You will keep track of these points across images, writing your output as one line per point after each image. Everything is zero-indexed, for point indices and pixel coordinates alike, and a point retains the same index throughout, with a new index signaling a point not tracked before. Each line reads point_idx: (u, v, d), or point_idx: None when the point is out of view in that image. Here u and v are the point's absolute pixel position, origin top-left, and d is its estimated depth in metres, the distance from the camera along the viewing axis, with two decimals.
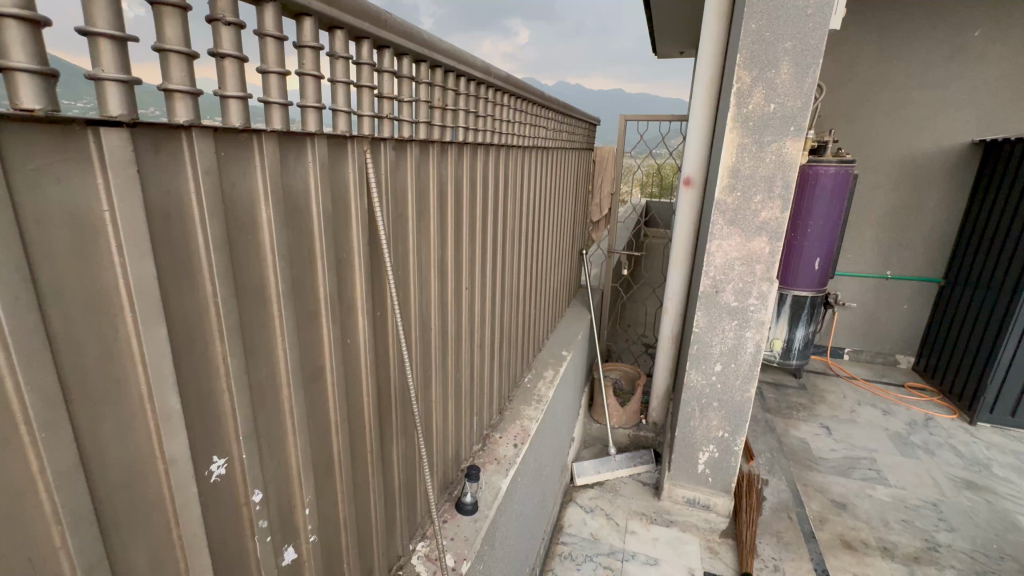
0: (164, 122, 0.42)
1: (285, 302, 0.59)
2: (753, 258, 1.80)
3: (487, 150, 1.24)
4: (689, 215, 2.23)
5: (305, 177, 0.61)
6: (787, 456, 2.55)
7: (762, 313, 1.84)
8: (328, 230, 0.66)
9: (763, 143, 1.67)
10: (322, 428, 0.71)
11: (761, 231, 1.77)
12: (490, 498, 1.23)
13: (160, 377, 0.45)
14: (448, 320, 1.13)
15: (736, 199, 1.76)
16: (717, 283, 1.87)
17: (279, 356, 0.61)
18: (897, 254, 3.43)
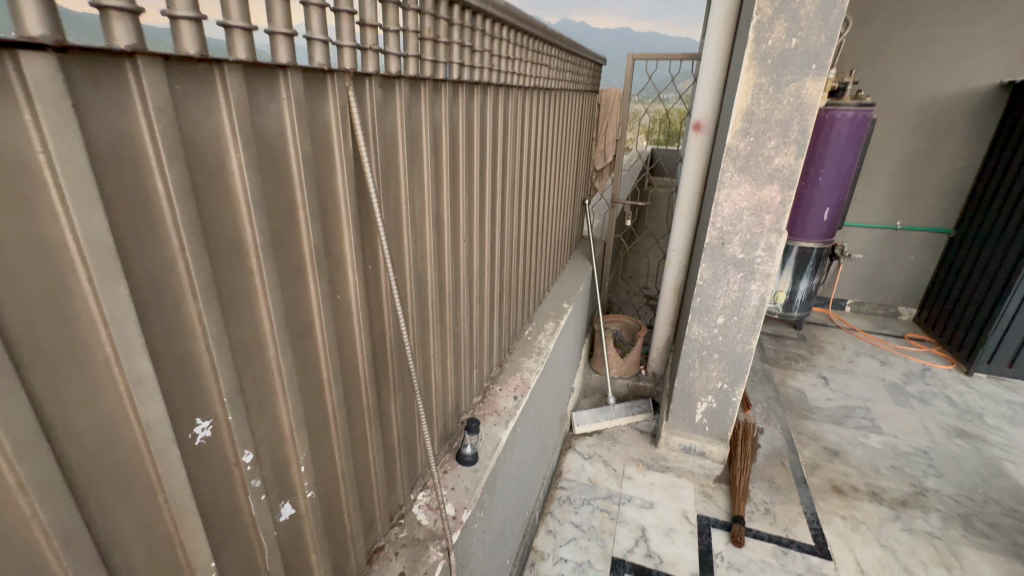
0: (102, 47, 0.36)
1: (265, 256, 0.55)
2: (762, 208, 1.73)
3: (484, 88, 1.15)
4: (698, 163, 2.13)
5: (280, 116, 0.55)
6: (783, 405, 2.59)
7: (769, 265, 1.80)
8: (310, 177, 0.60)
9: (781, 82, 1.56)
10: (314, 386, 0.69)
11: (772, 179, 1.69)
12: (491, 450, 1.24)
13: (125, 339, 0.41)
14: (445, 273, 1.09)
15: (748, 145, 1.67)
16: (724, 234, 1.81)
17: (262, 314, 0.57)
18: (909, 204, 3.33)
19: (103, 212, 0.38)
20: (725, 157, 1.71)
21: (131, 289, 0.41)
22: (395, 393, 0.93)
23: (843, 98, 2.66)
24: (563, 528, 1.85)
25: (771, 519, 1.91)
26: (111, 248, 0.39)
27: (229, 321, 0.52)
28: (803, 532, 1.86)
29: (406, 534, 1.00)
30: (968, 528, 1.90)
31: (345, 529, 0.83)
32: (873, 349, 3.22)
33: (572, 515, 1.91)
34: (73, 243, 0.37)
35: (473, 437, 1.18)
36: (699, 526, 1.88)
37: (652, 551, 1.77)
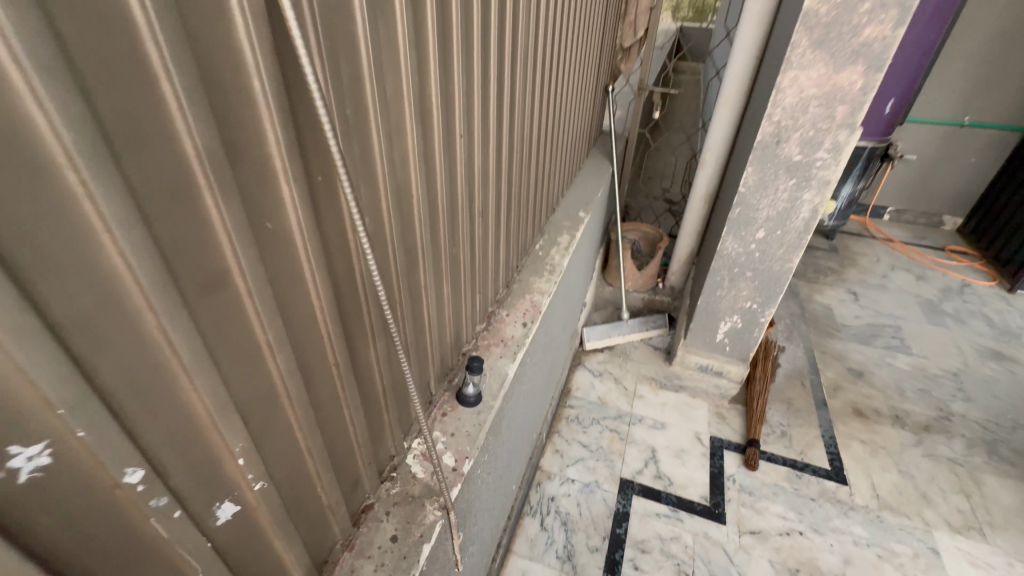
0: None
1: (89, 167, 0.31)
2: (835, 97, 1.39)
3: None
4: (753, 37, 1.72)
5: None
6: (808, 323, 2.43)
7: (830, 171, 1.50)
8: (173, 20, 0.34)
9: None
10: (246, 353, 0.49)
11: (857, 57, 1.32)
12: (496, 388, 1.08)
13: None
14: (437, 180, 0.83)
15: (833, 8, 1.27)
16: (781, 131, 1.49)
17: (122, 269, 0.35)
18: (985, 95, 2.85)
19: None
20: (798, 27, 1.32)
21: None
22: (376, 339, 0.73)
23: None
24: (571, 448, 1.79)
25: (786, 442, 1.83)
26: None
27: (36, 282, 0.30)
28: (820, 456, 1.79)
29: (399, 490, 0.87)
30: (991, 455, 1.83)
31: (320, 502, 0.69)
32: (909, 262, 2.98)
33: (580, 435, 1.85)
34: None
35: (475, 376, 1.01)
36: (711, 448, 1.81)
37: (662, 473, 1.71)
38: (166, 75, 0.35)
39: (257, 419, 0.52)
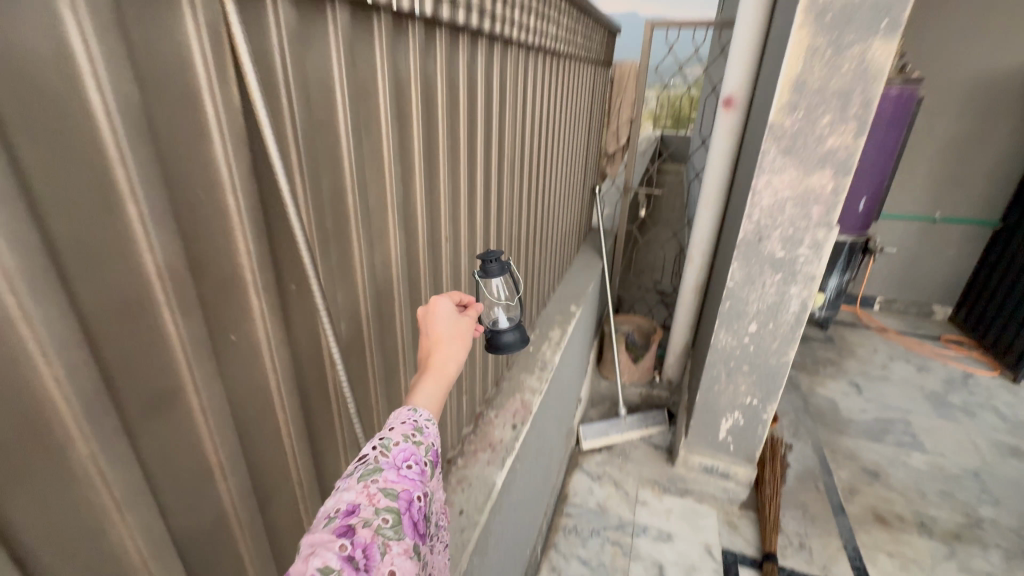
0: None
1: (31, 289, 0.30)
2: (811, 196, 1.45)
3: (473, 41, 0.90)
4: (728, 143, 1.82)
5: (60, 39, 0.30)
6: (813, 418, 2.34)
7: (813, 261, 1.52)
8: (145, 147, 0.36)
9: (841, 50, 1.27)
10: (187, 464, 0.45)
11: (824, 164, 1.41)
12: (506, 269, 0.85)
13: None
14: (421, 283, 0.83)
15: (796, 121, 1.38)
16: (765, 221, 1.52)
17: (61, 398, 0.33)
18: (952, 194, 3.02)
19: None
20: (766, 137, 1.43)
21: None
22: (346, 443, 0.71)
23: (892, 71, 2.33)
24: (569, 565, 1.63)
25: (806, 556, 1.67)
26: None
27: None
28: (845, 572, 1.62)
29: None
30: None
31: None
32: (908, 352, 2.95)
33: (579, 548, 1.68)
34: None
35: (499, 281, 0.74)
36: (723, 564, 1.65)
37: None
38: (131, 200, 0.36)
39: (192, 531, 0.47)
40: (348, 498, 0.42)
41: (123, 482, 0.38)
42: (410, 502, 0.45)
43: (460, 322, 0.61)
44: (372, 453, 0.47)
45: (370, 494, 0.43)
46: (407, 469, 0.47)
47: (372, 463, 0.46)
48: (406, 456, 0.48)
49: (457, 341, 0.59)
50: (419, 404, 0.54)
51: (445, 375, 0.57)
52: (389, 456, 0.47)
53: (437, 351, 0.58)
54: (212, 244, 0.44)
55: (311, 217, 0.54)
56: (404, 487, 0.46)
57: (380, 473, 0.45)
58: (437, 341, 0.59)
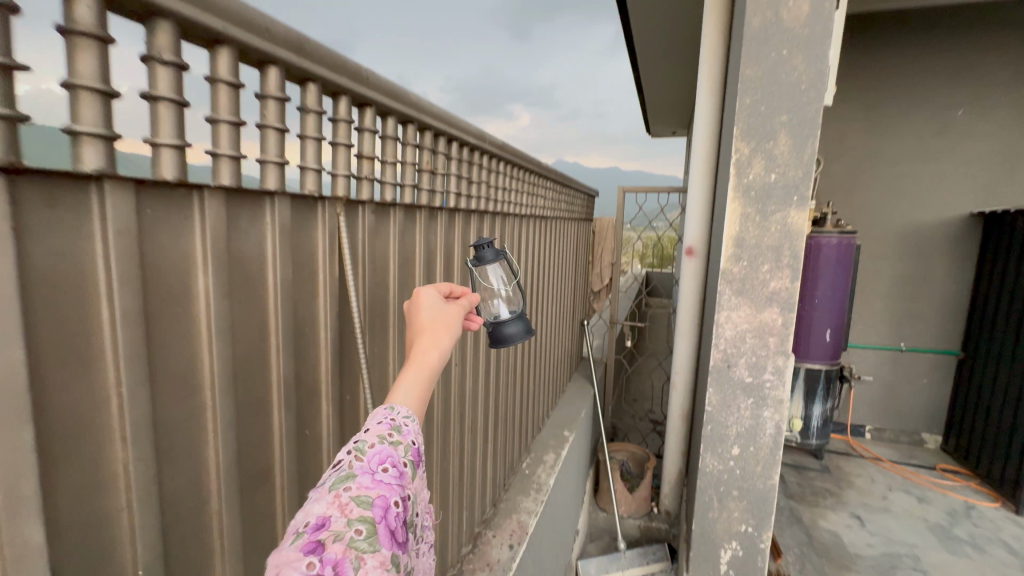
0: (67, 170, 0.35)
1: (220, 388, 0.49)
2: (766, 326, 1.63)
3: (482, 217, 1.25)
4: (691, 289, 1.99)
5: (261, 240, 0.54)
6: (819, 553, 2.27)
7: (779, 386, 1.65)
8: (288, 300, 0.58)
9: (768, 216, 1.54)
10: (267, 537, 0.58)
11: (772, 301, 1.60)
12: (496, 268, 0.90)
13: (17, 498, 0.34)
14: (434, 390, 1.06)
15: (742, 268, 1.61)
16: (729, 351, 1.69)
17: (212, 463, 0.50)
18: (913, 326, 3.10)
19: (15, 300, 0.33)
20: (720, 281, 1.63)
21: (31, 394, 0.34)
22: None
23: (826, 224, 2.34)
24: None
25: None
26: (14, 326, 0.33)
27: (161, 463, 0.45)
28: None
29: None
30: None
31: None
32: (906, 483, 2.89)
33: None
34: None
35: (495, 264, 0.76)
36: None
37: None
38: (273, 334, 0.57)
39: None
40: (319, 509, 0.40)
41: (236, 537, 0.53)
42: (386, 509, 0.43)
43: (445, 310, 0.57)
44: (347, 458, 0.45)
45: (342, 504, 0.41)
46: (383, 473, 0.45)
47: (346, 468, 0.44)
48: (382, 458, 0.46)
49: (439, 331, 0.56)
50: (398, 401, 0.51)
51: (426, 365, 0.53)
52: (364, 460, 0.45)
53: (421, 339, 0.55)
54: (309, 364, 0.64)
55: (365, 347, 0.74)
56: (380, 492, 0.44)
57: (353, 479, 0.43)
58: (421, 329, 0.55)
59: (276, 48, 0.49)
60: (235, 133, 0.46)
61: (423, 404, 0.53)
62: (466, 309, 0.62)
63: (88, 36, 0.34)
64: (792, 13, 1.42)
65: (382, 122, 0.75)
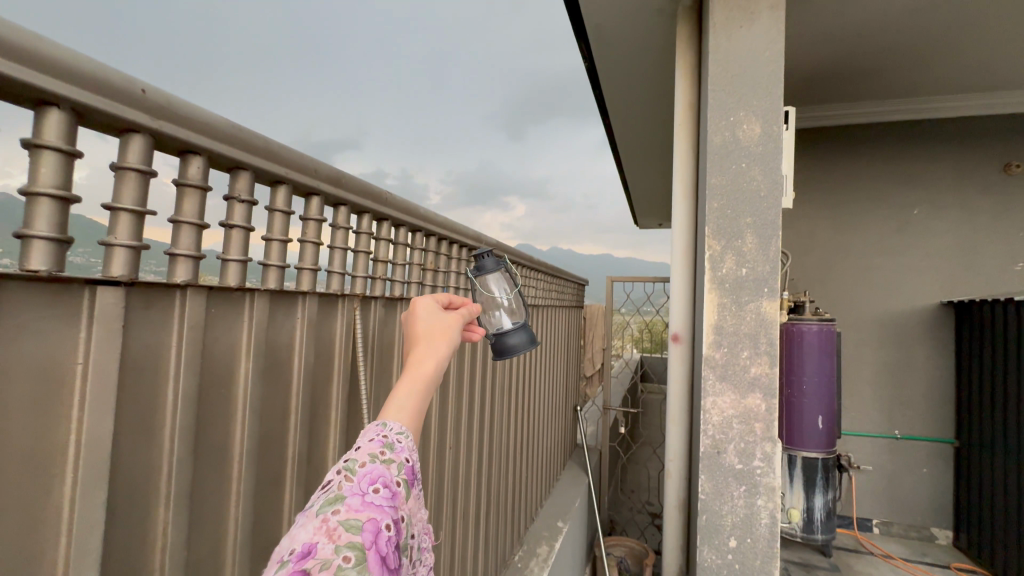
0: (163, 280, 0.51)
1: (246, 458, 0.63)
2: (750, 412, 1.24)
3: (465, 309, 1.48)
4: (680, 385, 1.51)
5: (291, 334, 0.74)
6: None
7: (773, 479, 1.22)
8: (305, 383, 0.75)
9: (743, 306, 1.23)
10: None
11: (753, 387, 1.23)
12: (501, 278, 0.86)
13: (85, 538, 0.44)
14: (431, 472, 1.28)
15: (722, 357, 1.25)
16: (718, 443, 1.27)
17: (231, 520, 0.62)
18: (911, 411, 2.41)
19: (114, 385, 0.47)
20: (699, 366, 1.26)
21: (109, 457, 0.46)
22: None
23: (802, 313, 1.87)
24: None
25: None
26: (110, 403, 0.46)
27: (193, 519, 0.57)
28: None
29: None
30: None
31: None
32: None
33: None
34: (77, 394, 0.45)
35: (495, 275, 0.85)
36: None
37: None
38: (292, 412, 0.74)
39: None
40: (307, 535, 0.42)
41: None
42: (376, 534, 0.44)
43: (440, 320, 0.62)
44: (336, 477, 0.46)
45: (329, 530, 0.42)
46: (373, 494, 0.46)
47: (335, 489, 0.45)
48: (373, 479, 0.47)
49: (435, 339, 0.60)
50: (391, 417, 0.53)
51: (421, 373, 0.56)
52: (354, 481, 0.46)
53: (417, 346, 0.59)
54: (316, 444, 0.81)
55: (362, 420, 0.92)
56: (370, 515, 0.45)
57: (342, 502, 0.44)
58: (417, 338, 0.60)
59: (316, 182, 0.71)
60: (282, 249, 0.66)
61: (418, 412, 0.55)
62: (465, 317, 0.68)
63: (193, 186, 0.52)
64: (744, 131, 1.22)
65: (379, 227, 0.95)
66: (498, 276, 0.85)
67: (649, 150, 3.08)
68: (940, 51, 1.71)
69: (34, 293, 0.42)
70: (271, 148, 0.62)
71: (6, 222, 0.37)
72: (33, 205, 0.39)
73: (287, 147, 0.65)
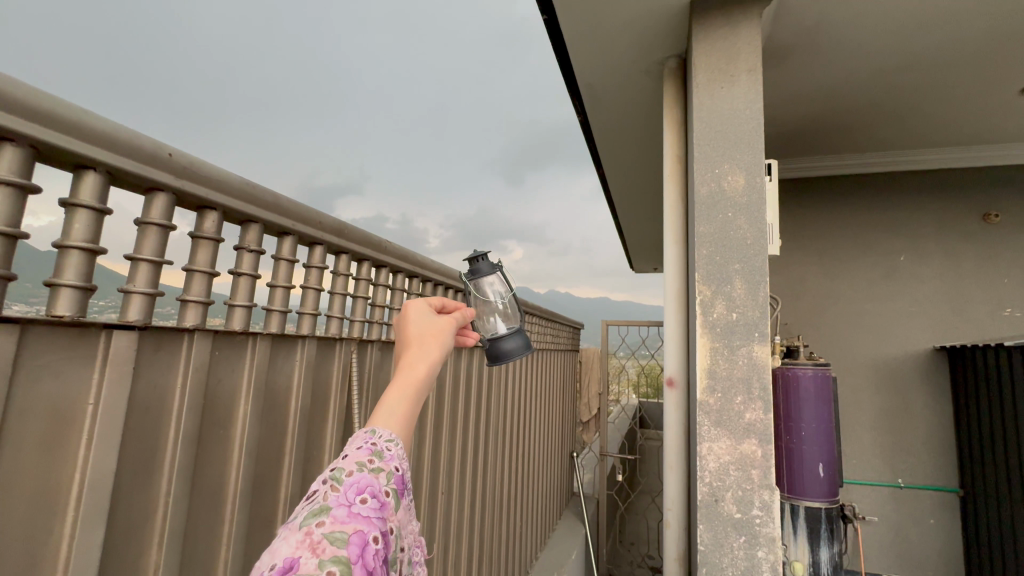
0: (173, 323, 0.57)
1: (240, 498, 0.67)
2: (746, 459, 1.12)
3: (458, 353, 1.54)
4: (675, 435, 1.38)
5: (290, 375, 0.77)
6: None
7: (773, 532, 1.08)
8: (302, 426, 0.79)
9: (735, 350, 1.15)
10: None
11: (749, 432, 1.12)
12: (497, 282, 0.89)
13: (82, 564, 0.48)
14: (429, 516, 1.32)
15: (717, 403, 1.15)
16: (714, 493, 1.13)
17: (221, 559, 0.65)
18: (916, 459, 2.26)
19: (120, 423, 0.51)
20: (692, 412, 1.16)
21: (109, 491, 0.50)
22: None
23: (798, 358, 1.73)
24: None
25: None
26: (114, 440, 0.51)
27: (184, 557, 0.60)
28: None
29: None
30: None
31: None
32: None
33: None
34: (85, 430, 0.49)
35: (491, 279, 0.88)
36: None
37: None
38: (287, 454, 0.76)
39: None
40: (289, 549, 0.42)
41: None
42: (362, 545, 0.45)
43: (432, 325, 0.65)
44: (323, 486, 0.48)
45: (313, 543, 0.43)
46: (360, 504, 0.48)
47: (320, 500, 0.46)
48: (360, 488, 0.49)
49: (426, 342, 0.63)
50: (380, 424, 0.55)
51: (411, 379, 0.59)
52: (339, 491, 0.48)
53: (409, 351, 0.62)
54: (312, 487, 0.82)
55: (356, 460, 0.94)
56: (356, 527, 0.46)
57: (327, 514, 0.45)
58: (409, 343, 0.62)
59: (321, 234, 0.78)
60: (285, 294, 0.73)
61: (408, 417, 0.58)
62: (459, 320, 0.70)
63: (207, 239, 0.60)
64: (729, 183, 1.21)
65: (378, 272, 1.00)
66: (494, 279, 0.88)
67: (643, 198, 3.19)
68: (907, 110, 1.82)
69: (57, 335, 0.47)
70: (280, 202, 0.70)
71: (31, 271, 0.44)
72: (64, 256, 0.46)
73: (294, 202, 0.72)
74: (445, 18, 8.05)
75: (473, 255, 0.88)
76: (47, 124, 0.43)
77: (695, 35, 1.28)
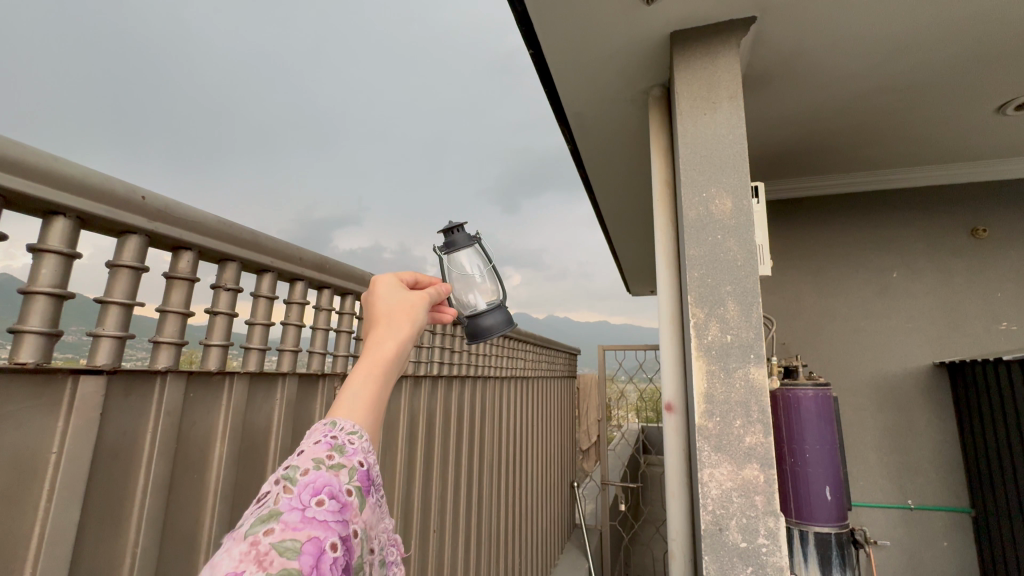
0: (145, 366, 0.57)
1: (215, 543, 0.66)
2: (749, 486, 1.09)
3: (450, 382, 1.53)
4: (676, 462, 1.34)
5: (270, 412, 0.77)
6: None
7: (781, 561, 1.04)
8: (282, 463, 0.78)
9: (731, 372, 1.14)
10: None
11: (749, 455, 1.09)
12: (474, 255, 0.91)
13: None
14: (426, 554, 1.29)
15: (716, 427, 1.12)
16: (717, 521, 1.09)
17: None
18: (923, 481, 2.20)
19: (86, 472, 0.51)
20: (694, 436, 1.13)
21: (71, 546, 0.49)
22: None
23: (796, 377, 1.70)
24: None
25: None
26: (77, 491, 0.50)
27: None
28: None
29: None
30: None
31: None
32: None
33: None
34: (48, 481, 0.48)
35: (467, 252, 0.90)
36: None
37: None
38: None
39: None
40: (232, 563, 0.40)
41: None
42: (318, 552, 0.43)
43: (401, 300, 0.64)
44: (276, 486, 0.46)
45: (259, 556, 0.41)
46: (316, 507, 0.46)
47: (270, 505, 0.44)
48: (317, 489, 0.47)
49: (395, 320, 0.62)
50: (341, 415, 0.53)
51: (379, 356, 0.57)
52: (293, 493, 0.46)
53: (377, 326, 0.60)
54: None
55: None
56: (310, 535, 0.44)
57: (276, 520, 0.43)
58: (377, 319, 0.61)
59: (303, 270, 0.79)
60: (264, 331, 0.72)
61: (376, 398, 0.56)
62: (431, 297, 0.69)
63: (182, 279, 0.60)
64: (717, 206, 1.22)
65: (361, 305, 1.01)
66: (470, 252, 0.90)
67: (636, 222, 3.21)
68: (890, 128, 1.85)
69: (18, 385, 0.47)
70: (258, 239, 0.70)
71: None
72: (30, 301, 0.45)
73: (273, 239, 0.73)
74: (442, 52, 8.30)
75: (449, 227, 0.89)
76: (18, 172, 0.43)
77: (677, 66, 1.31)
